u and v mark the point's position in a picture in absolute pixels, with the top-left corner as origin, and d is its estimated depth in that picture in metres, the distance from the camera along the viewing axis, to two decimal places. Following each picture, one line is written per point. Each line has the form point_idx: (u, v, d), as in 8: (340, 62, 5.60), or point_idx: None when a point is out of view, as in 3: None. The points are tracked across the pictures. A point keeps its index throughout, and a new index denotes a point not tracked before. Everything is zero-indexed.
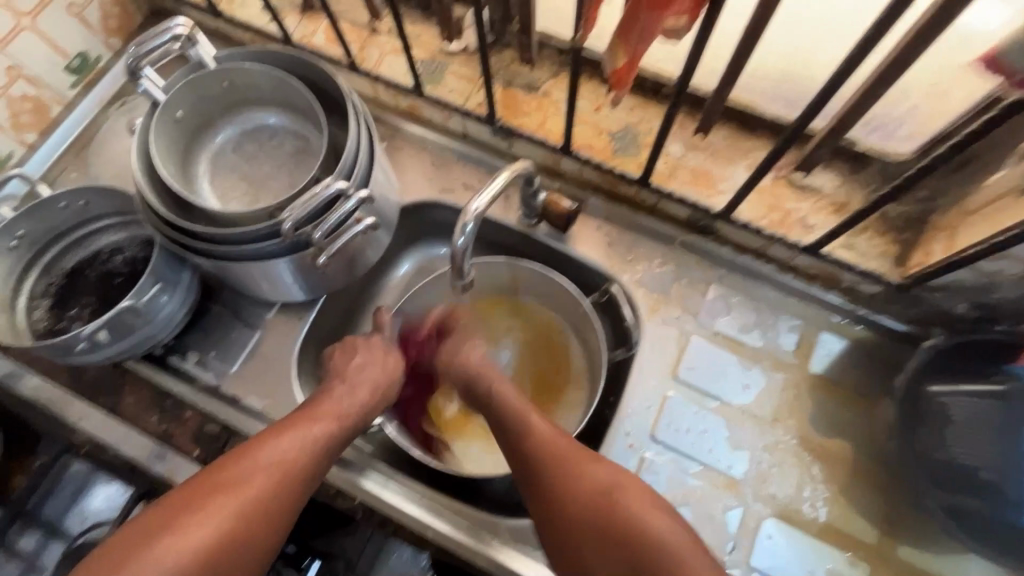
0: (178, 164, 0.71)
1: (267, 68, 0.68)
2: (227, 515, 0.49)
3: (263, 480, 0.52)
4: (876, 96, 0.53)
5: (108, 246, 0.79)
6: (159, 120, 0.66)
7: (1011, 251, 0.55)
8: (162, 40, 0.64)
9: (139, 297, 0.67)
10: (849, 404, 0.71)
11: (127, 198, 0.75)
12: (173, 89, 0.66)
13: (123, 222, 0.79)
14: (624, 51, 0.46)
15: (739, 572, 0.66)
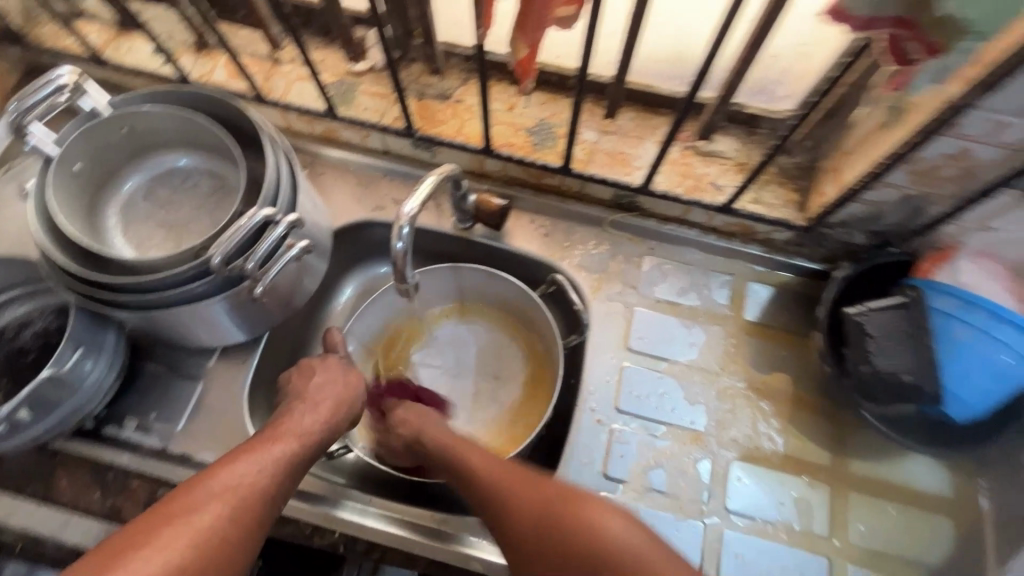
0: (85, 219, 0.67)
1: (169, 107, 0.65)
2: (182, 544, 0.46)
3: (222, 504, 0.49)
4: (752, 58, 0.59)
5: (13, 321, 0.73)
6: (58, 175, 0.62)
7: (887, 178, 0.62)
8: (47, 91, 0.60)
9: (59, 366, 0.62)
10: (785, 342, 0.77)
11: (30, 266, 0.70)
12: (67, 141, 0.62)
13: (28, 293, 0.73)
14: (525, 42, 0.48)
15: (719, 518, 0.69)
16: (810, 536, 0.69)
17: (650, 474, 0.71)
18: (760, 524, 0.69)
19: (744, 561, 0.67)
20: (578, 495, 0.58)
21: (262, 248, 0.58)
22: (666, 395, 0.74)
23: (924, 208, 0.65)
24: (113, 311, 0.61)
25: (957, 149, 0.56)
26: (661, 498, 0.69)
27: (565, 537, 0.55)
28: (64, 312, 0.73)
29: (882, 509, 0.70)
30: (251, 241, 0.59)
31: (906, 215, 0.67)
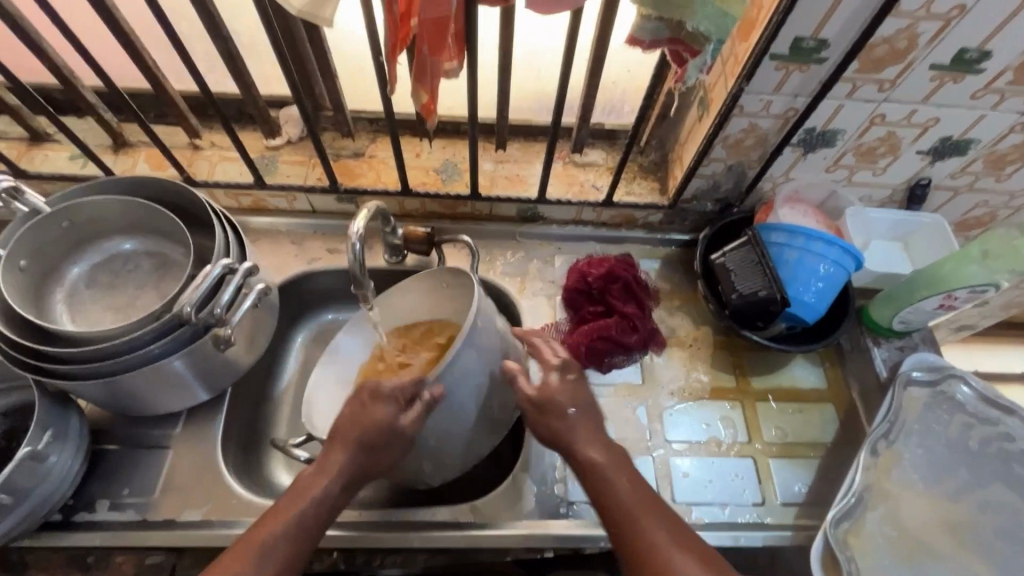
0: (33, 312, 0.70)
1: (110, 196, 0.71)
2: (280, 544, 0.57)
3: (320, 495, 0.60)
4: (595, 84, 0.78)
5: None
6: (5, 273, 0.66)
7: (713, 155, 0.83)
8: None
9: (32, 450, 0.62)
10: (677, 299, 0.95)
11: None
12: (12, 241, 0.67)
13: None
14: (423, 89, 0.61)
15: (663, 449, 0.83)
16: (737, 444, 0.84)
17: (601, 427, 0.83)
18: (696, 445, 0.83)
19: (693, 477, 0.81)
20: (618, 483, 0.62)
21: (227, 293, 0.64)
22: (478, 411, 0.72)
23: (745, 173, 0.88)
24: (75, 385, 0.64)
25: (748, 124, 0.78)
26: None
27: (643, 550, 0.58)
28: (11, 413, 0.72)
29: (784, 409, 0.87)
30: (208, 292, 0.64)
31: (734, 181, 0.89)
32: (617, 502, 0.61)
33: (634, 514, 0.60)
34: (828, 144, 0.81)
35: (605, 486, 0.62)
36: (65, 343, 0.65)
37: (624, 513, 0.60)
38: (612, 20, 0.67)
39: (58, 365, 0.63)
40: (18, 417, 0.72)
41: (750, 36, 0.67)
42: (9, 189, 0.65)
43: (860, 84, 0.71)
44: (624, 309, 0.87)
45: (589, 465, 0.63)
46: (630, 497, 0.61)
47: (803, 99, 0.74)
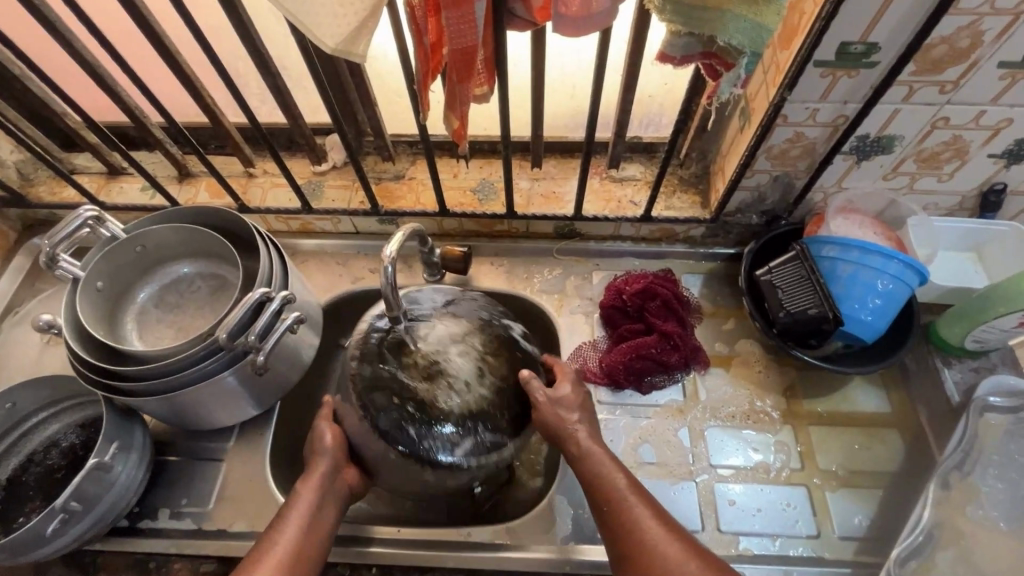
0: (106, 330, 0.77)
1: (173, 224, 0.77)
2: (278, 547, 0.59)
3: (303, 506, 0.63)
4: (630, 100, 0.78)
5: (42, 443, 0.78)
6: (83, 294, 0.72)
7: (756, 167, 0.80)
8: (75, 226, 0.69)
9: (99, 461, 0.67)
10: (721, 315, 0.92)
11: (54, 383, 0.77)
12: (90, 265, 0.73)
13: (52, 414, 0.80)
14: (454, 116, 0.62)
15: (707, 475, 0.79)
16: (788, 472, 0.79)
17: (641, 450, 0.81)
18: (744, 471, 0.79)
19: (739, 505, 0.77)
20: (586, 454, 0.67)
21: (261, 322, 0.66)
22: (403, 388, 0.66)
23: (792, 184, 0.83)
24: (132, 400, 0.68)
25: (794, 133, 0.74)
26: (653, 468, 0.80)
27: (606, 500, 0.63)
28: (87, 425, 0.79)
29: (841, 433, 0.81)
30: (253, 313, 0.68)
31: (781, 192, 0.85)
32: (637, 543, 0.58)
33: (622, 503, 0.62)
34: (884, 151, 0.76)
35: (594, 471, 0.65)
36: (133, 361, 0.70)
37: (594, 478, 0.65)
38: (643, 39, 0.66)
39: (117, 380, 0.68)
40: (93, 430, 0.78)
41: (791, 43, 0.65)
42: (93, 218, 0.71)
43: (919, 86, 0.66)
44: (664, 327, 0.85)
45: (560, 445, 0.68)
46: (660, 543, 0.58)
47: (853, 106, 0.70)
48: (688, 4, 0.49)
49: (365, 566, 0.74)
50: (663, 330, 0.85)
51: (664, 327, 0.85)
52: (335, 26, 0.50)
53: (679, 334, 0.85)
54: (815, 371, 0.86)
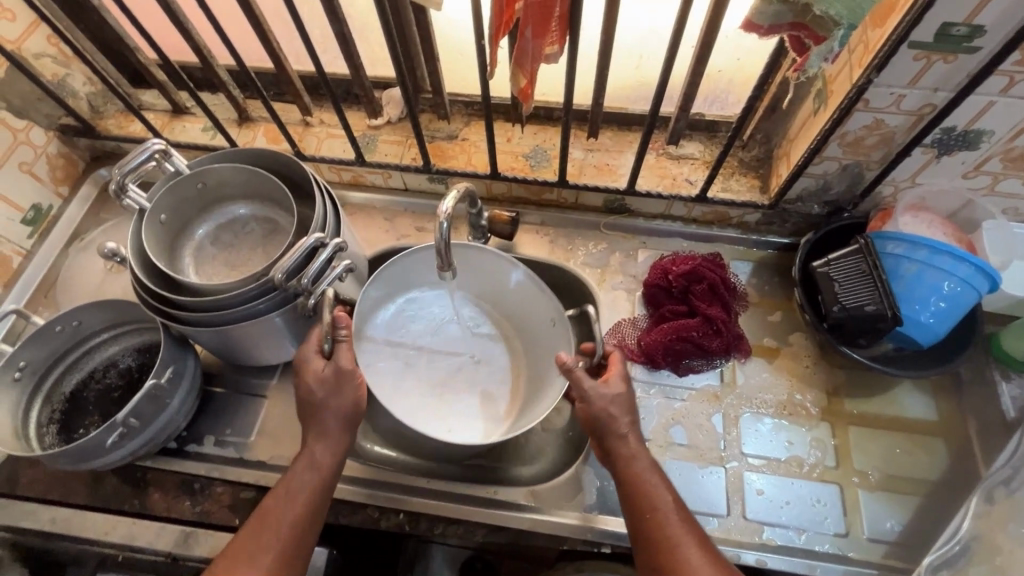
0: (166, 261, 0.80)
1: (234, 163, 0.79)
2: (288, 518, 0.63)
3: (316, 474, 0.66)
4: (700, 73, 0.75)
5: (102, 362, 0.83)
6: (147, 224, 0.75)
7: (826, 153, 0.76)
8: (143, 158, 0.71)
9: (155, 382, 0.71)
10: (768, 305, 0.90)
11: (115, 306, 0.80)
12: (155, 198, 0.75)
13: (111, 336, 0.84)
14: (523, 74, 0.61)
15: (737, 462, 0.78)
16: (822, 469, 0.78)
17: (672, 431, 0.81)
18: (776, 463, 0.78)
19: (767, 496, 0.76)
20: (617, 433, 0.66)
21: (314, 267, 0.68)
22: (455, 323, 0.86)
23: (861, 174, 0.79)
24: (189, 328, 0.71)
25: (872, 120, 0.70)
26: (682, 450, 0.80)
27: (631, 489, 0.64)
28: (144, 350, 0.84)
29: (880, 436, 0.79)
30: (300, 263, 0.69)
31: (849, 183, 0.81)
32: (678, 565, 0.58)
33: (649, 493, 0.63)
34: (969, 147, 0.72)
35: (622, 458, 0.65)
36: (192, 292, 0.73)
37: (623, 463, 0.65)
38: (725, 6, 0.63)
39: (176, 310, 0.71)
40: (151, 355, 0.83)
41: (885, 21, 0.61)
42: (160, 151, 0.73)
43: (1021, 77, 0.62)
44: (708, 311, 0.84)
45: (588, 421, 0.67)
46: (697, 561, 0.58)
47: (944, 94, 0.65)
48: None
49: (393, 511, 0.77)
50: (709, 315, 0.83)
51: (709, 311, 0.83)
52: None
53: (724, 321, 0.84)
54: (862, 371, 0.83)
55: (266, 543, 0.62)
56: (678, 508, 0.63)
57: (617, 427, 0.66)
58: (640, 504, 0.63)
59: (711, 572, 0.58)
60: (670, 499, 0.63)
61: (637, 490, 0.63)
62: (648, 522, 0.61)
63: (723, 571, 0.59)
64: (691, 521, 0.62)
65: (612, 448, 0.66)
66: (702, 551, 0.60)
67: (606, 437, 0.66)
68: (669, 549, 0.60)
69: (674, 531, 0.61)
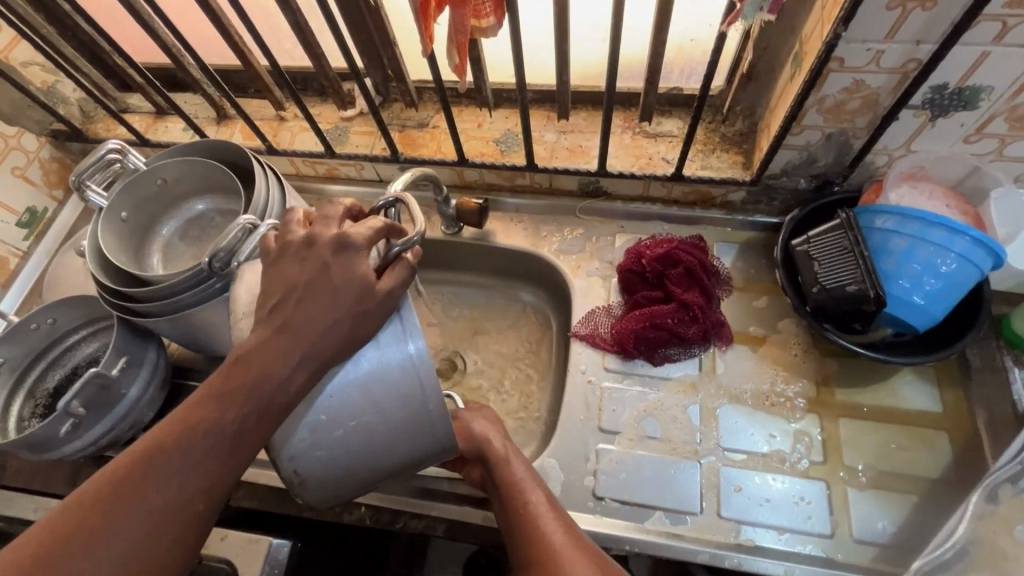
0: (134, 260, 0.81)
1: (185, 158, 0.78)
2: (227, 437, 0.50)
3: (272, 397, 0.50)
4: (662, 41, 0.70)
5: (81, 358, 0.86)
6: (106, 224, 0.76)
7: (805, 121, 0.70)
8: (100, 159, 0.74)
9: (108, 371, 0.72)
10: (755, 289, 0.84)
11: (85, 301, 0.83)
12: (112, 197, 0.76)
13: (87, 334, 0.87)
14: (455, 51, 0.59)
15: (713, 457, 0.73)
16: (808, 464, 0.72)
17: (644, 423, 0.77)
18: (755, 458, 0.73)
19: (746, 493, 0.71)
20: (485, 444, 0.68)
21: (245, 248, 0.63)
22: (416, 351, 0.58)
23: (848, 143, 0.73)
24: (149, 322, 0.72)
25: (851, 82, 0.64)
26: (655, 443, 0.75)
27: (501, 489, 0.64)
28: None
29: (874, 429, 0.73)
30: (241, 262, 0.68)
31: (836, 154, 0.75)
32: (542, 552, 0.57)
33: (519, 490, 0.63)
34: (967, 107, 0.64)
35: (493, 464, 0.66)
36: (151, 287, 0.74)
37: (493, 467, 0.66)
38: None
39: (134, 306, 0.72)
40: None
41: None
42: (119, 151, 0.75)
43: (1015, 22, 0.54)
44: (684, 296, 0.79)
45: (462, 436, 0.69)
46: (559, 543, 0.57)
47: (928, 47, 0.59)
48: None
49: (356, 504, 0.76)
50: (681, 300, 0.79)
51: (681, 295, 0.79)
52: None
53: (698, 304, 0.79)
54: (856, 359, 0.77)
55: (192, 461, 0.48)
56: (546, 502, 0.62)
57: (485, 440, 0.68)
58: (510, 504, 0.62)
59: (577, 553, 0.56)
60: (538, 494, 0.63)
61: (506, 488, 0.64)
62: (520, 519, 0.61)
63: (592, 555, 0.57)
64: (559, 513, 0.61)
65: (486, 455, 0.67)
66: (569, 536, 0.59)
67: (476, 449, 0.68)
68: (537, 538, 0.58)
69: (541, 519, 0.60)
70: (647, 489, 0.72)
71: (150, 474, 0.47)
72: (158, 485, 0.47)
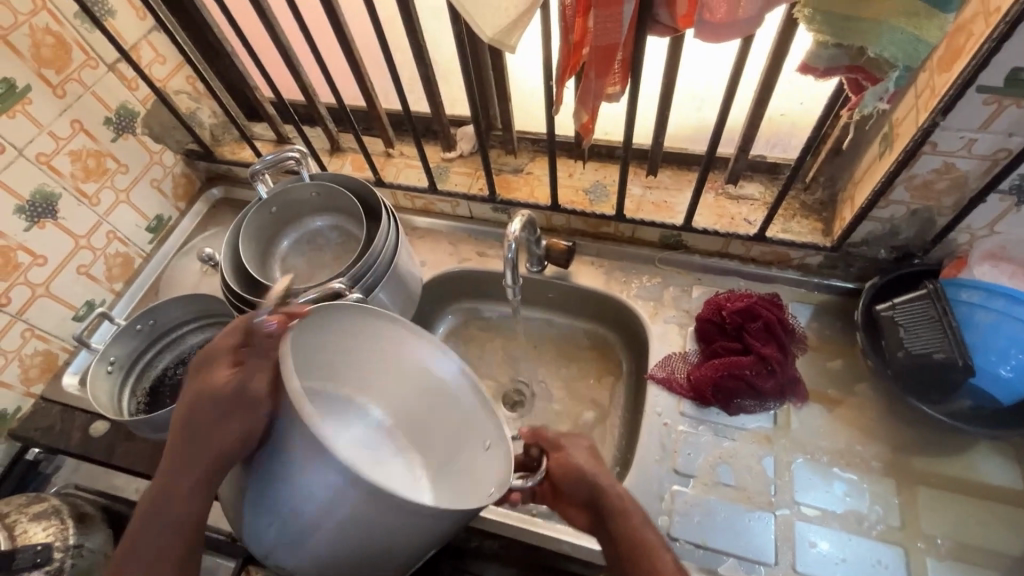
0: (259, 269, 0.91)
1: (316, 182, 0.89)
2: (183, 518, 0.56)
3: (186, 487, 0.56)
4: (760, 115, 0.77)
5: (174, 359, 0.95)
6: (243, 234, 0.87)
7: (892, 196, 0.75)
8: (282, 160, 0.84)
9: None
10: (830, 350, 0.87)
11: (185, 303, 0.93)
12: (250, 212, 0.87)
13: (176, 337, 0.96)
14: (585, 111, 0.67)
15: (789, 510, 0.75)
16: (884, 527, 0.72)
17: (718, 470, 0.79)
18: (832, 515, 0.74)
19: (821, 550, 0.72)
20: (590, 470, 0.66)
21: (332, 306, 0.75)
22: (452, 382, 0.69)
23: (932, 220, 0.77)
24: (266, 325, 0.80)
25: (942, 164, 0.69)
26: (729, 490, 0.77)
27: (608, 516, 0.63)
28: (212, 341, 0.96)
29: (953, 499, 0.73)
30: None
31: (919, 228, 0.79)
32: None
33: (628, 520, 0.62)
34: None
35: (597, 493, 0.65)
36: (274, 295, 0.82)
37: (600, 496, 0.65)
38: (784, 53, 0.66)
39: (257, 309, 0.80)
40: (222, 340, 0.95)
41: (951, 66, 0.61)
42: (296, 158, 0.86)
43: None
44: (762, 349, 0.82)
45: (564, 464, 0.68)
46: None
47: (1020, 139, 0.64)
48: (841, 14, 0.50)
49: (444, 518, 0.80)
50: (756, 351, 0.83)
51: (757, 346, 0.83)
52: (497, 17, 0.56)
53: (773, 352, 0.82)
54: (933, 428, 0.78)
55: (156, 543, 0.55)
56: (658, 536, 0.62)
57: (592, 465, 0.67)
58: (619, 535, 0.62)
59: None
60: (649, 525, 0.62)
61: (614, 518, 0.63)
62: (632, 550, 0.60)
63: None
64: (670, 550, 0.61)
65: (590, 482, 0.66)
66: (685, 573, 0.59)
67: (581, 474, 0.67)
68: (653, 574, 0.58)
69: (655, 555, 0.59)
70: (721, 535, 0.74)
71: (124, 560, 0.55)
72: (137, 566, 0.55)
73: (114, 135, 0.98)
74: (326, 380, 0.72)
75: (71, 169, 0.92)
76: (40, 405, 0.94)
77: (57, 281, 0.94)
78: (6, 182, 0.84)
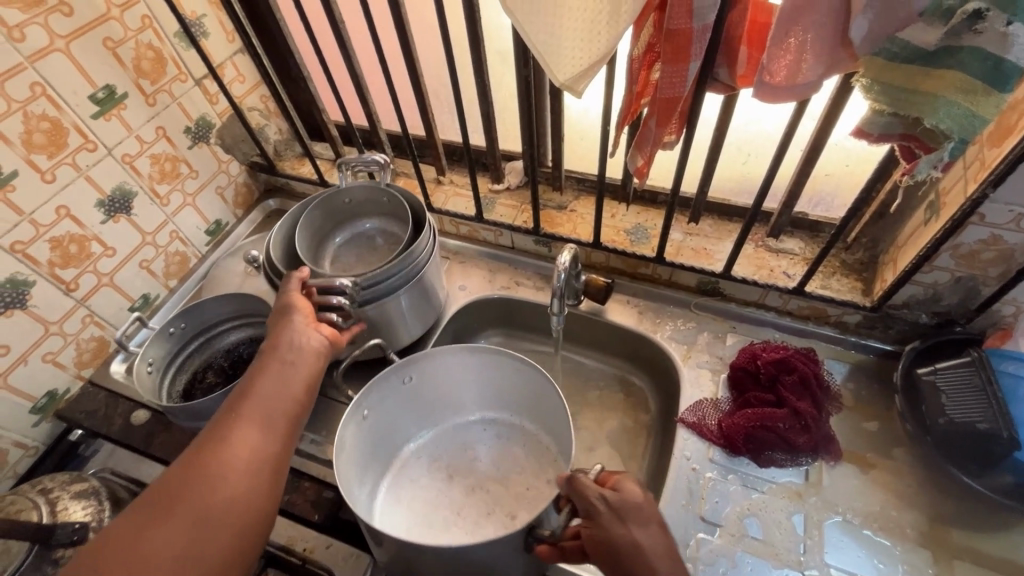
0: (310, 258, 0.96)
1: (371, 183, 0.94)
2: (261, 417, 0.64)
3: (279, 388, 0.67)
4: (808, 173, 0.80)
5: (198, 365, 0.98)
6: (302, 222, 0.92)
7: (936, 262, 0.76)
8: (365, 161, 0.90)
9: None
10: (865, 411, 0.86)
11: (206, 308, 0.97)
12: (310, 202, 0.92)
13: (197, 345, 1.00)
14: (640, 155, 0.70)
15: (818, 571, 0.73)
16: None
17: (746, 522, 0.78)
18: None
19: None
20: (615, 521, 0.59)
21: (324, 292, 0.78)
22: (496, 379, 0.90)
23: (977, 289, 0.77)
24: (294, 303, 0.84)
25: (989, 235, 0.70)
26: (756, 544, 0.76)
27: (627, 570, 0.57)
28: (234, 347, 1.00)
29: None
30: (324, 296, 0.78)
31: (962, 296, 0.79)
32: None
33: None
34: None
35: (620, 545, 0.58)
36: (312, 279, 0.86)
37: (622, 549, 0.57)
38: (836, 118, 0.69)
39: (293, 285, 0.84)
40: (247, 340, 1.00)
41: (1003, 142, 0.63)
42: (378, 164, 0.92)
43: None
44: (797, 404, 0.82)
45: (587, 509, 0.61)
46: None
47: None
48: (899, 86, 0.54)
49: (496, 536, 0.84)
50: (790, 403, 0.82)
51: (791, 398, 0.83)
52: (568, 65, 0.60)
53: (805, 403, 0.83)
54: (973, 501, 0.76)
55: (243, 433, 0.62)
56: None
57: (620, 516, 0.59)
58: None
59: None
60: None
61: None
62: None
63: None
64: None
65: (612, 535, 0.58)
66: None
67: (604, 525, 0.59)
68: None
69: None
70: None
71: (214, 452, 0.59)
72: (230, 455, 0.60)
73: (191, 142, 1.05)
74: (404, 406, 0.88)
75: (149, 171, 0.99)
76: (87, 388, 0.99)
77: (120, 273, 0.99)
78: (93, 178, 0.91)
